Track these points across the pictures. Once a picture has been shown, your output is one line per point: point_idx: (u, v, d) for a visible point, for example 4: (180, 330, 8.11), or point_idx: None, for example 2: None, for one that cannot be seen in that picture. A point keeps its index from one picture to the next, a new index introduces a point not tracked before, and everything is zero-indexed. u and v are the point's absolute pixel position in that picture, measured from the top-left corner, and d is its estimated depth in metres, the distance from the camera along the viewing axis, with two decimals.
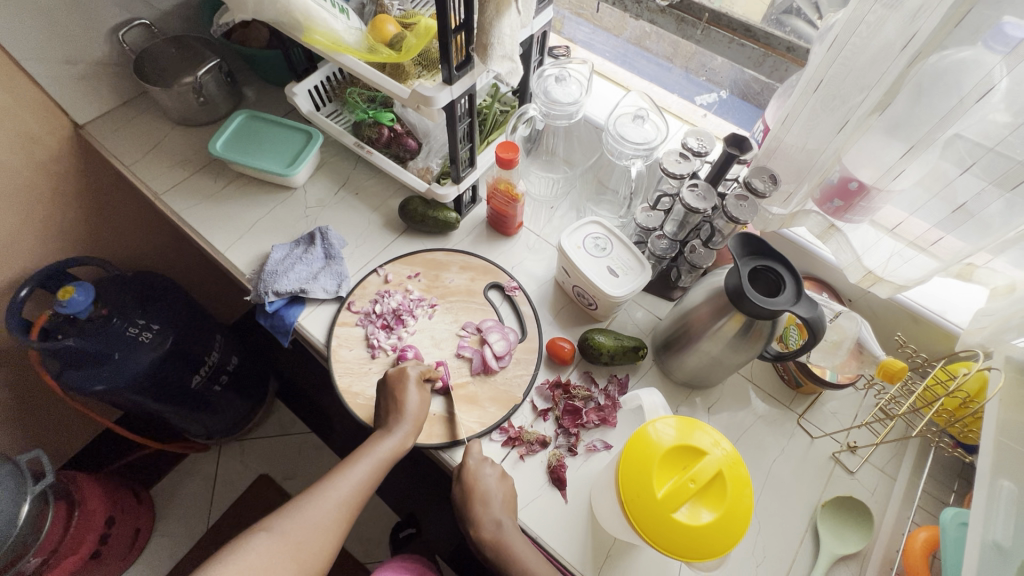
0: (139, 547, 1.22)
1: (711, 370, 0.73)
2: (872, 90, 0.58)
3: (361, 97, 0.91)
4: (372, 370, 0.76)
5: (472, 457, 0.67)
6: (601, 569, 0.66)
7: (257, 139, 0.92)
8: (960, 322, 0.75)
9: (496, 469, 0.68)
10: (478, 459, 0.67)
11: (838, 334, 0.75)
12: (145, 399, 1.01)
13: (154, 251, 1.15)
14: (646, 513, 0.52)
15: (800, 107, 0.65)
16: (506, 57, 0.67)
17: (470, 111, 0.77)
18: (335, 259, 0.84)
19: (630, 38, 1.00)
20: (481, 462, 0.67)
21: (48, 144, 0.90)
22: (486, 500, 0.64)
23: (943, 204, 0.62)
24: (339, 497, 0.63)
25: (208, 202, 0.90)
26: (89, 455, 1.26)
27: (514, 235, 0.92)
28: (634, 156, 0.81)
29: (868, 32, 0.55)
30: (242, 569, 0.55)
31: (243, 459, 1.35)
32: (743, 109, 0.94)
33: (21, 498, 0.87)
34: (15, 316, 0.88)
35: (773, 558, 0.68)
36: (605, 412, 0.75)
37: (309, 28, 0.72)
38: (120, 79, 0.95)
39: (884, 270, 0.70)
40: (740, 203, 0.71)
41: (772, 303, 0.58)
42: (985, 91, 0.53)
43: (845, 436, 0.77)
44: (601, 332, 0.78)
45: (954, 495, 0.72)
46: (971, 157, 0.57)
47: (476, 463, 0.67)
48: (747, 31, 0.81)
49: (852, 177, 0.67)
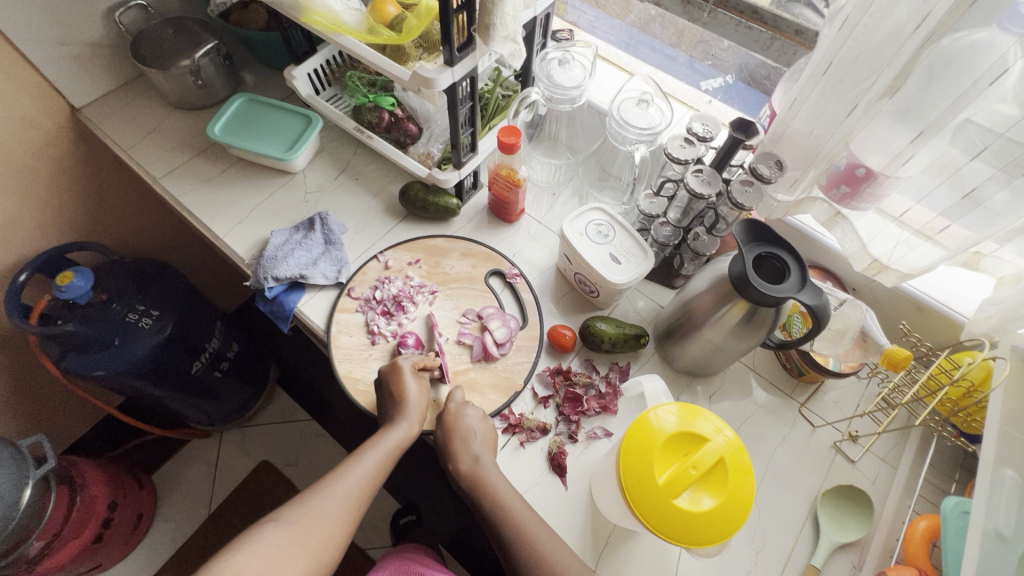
0: (141, 531, 1.22)
1: (713, 357, 0.73)
2: (882, 73, 0.58)
3: (361, 81, 0.89)
4: (373, 357, 0.76)
5: (453, 401, 0.68)
6: (601, 556, 0.66)
7: (256, 122, 0.90)
8: (965, 312, 0.74)
9: (486, 422, 0.68)
10: (459, 402, 0.69)
11: (843, 322, 0.75)
12: (145, 383, 1.00)
13: (151, 236, 1.14)
14: (647, 499, 0.52)
15: (809, 90, 0.65)
16: (509, 38, 0.66)
17: (472, 95, 0.75)
18: (335, 244, 0.83)
19: (634, 22, 0.98)
20: (462, 405, 0.69)
21: (45, 127, 0.89)
22: (473, 456, 0.64)
23: (952, 191, 0.61)
24: (349, 488, 0.63)
25: (207, 186, 0.89)
26: (91, 440, 1.26)
27: (515, 221, 0.91)
28: (638, 141, 0.80)
29: (880, 12, 0.54)
30: (254, 556, 0.54)
31: (244, 446, 1.36)
32: (749, 95, 0.93)
33: (23, 482, 0.87)
34: (14, 300, 0.88)
35: (774, 545, 0.68)
36: (606, 399, 0.75)
37: (308, 9, 0.71)
38: (117, 60, 0.94)
39: (889, 258, 0.70)
40: (745, 189, 0.70)
41: (776, 290, 0.57)
42: (999, 73, 0.51)
43: (847, 425, 0.76)
44: (602, 320, 0.77)
45: (955, 484, 0.72)
46: (982, 142, 0.56)
47: (457, 406, 0.68)
48: (754, 14, 0.80)
49: (859, 164, 0.66)
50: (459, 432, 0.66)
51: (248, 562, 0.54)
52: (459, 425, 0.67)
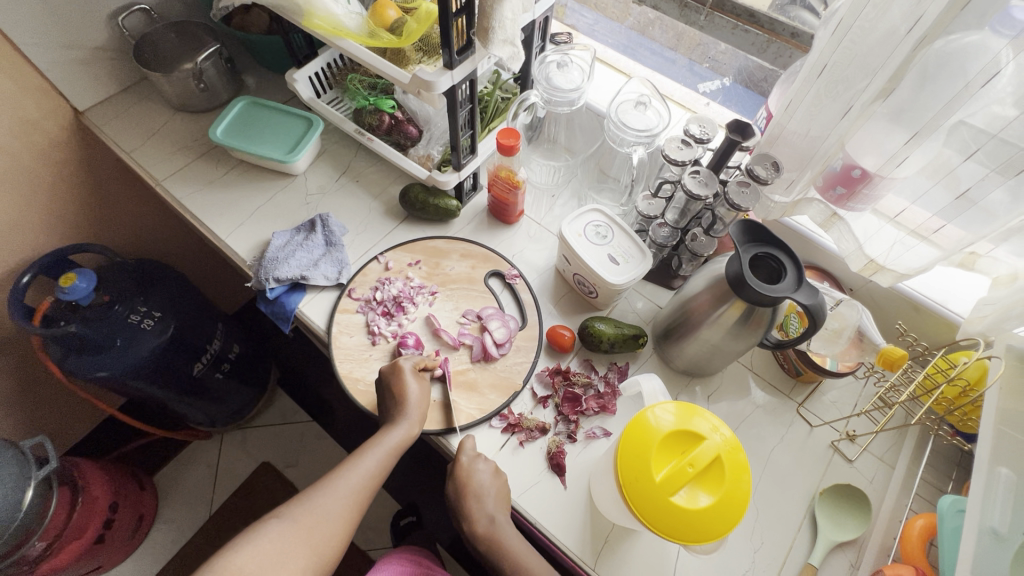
0: (142, 532, 1.23)
1: (710, 357, 0.73)
2: (876, 75, 0.58)
3: (361, 84, 0.90)
4: (373, 357, 0.76)
5: (466, 453, 0.67)
6: (600, 555, 0.66)
7: (257, 125, 0.91)
8: (961, 312, 0.75)
9: (498, 476, 0.67)
10: (471, 454, 0.68)
11: (839, 323, 0.75)
12: (146, 384, 1.00)
13: (153, 238, 1.15)
14: (645, 496, 0.52)
15: (804, 92, 0.65)
16: (508, 41, 0.66)
17: (471, 97, 0.76)
18: (336, 246, 0.84)
19: (633, 25, 0.99)
20: (474, 458, 0.67)
21: (48, 129, 0.89)
22: (488, 516, 0.64)
23: (946, 192, 0.61)
24: (350, 486, 0.64)
25: (209, 188, 0.90)
26: (92, 441, 1.27)
27: (515, 223, 0.91)
28: (635, 143, 0.81)
29: (874, 15, 0.55)
30: (257, 553, 0.55)
31: (245, 447, 1.36)
32: (747, 97, 0.94)
33: (25, 483, 0.87)
34: (17, 301, 0.88)
35: (772, 544, 0.68)
36: (605, 399, 0.75)
37: (309, 13, 0.71)
38: (120, 64, 0.95)
39: (885, 258, 0.71)
40: (742, 190, 0.71)
41: (773, 290, 0.58)
42: (991, 75, 0.52)
43: (844, 424, 0.77)
44: (601, 320, 0.77)
45: (952, 483, 0.72)
46: (975, 143, 0.56)
47: (469, 459, 0.67)
48: (751, 17, 0.81)
49: (855, 165, 0.67)
50: (473, 488, 0.65)
51: (251, 558, 0.54)
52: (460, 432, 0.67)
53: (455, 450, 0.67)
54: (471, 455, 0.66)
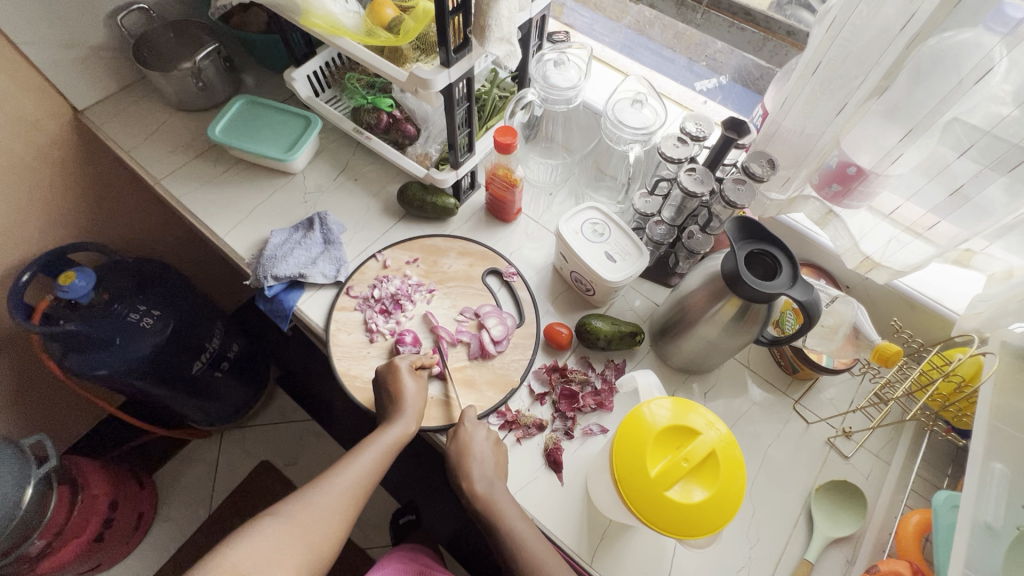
0: (142, 531, 1.23)
1: (707, 354, 0.73)
2: (870, 72, 0.59)
3: (360, 83, 0.91)
4: (371, 355, 0.77)
5: (468, 419, 0.69)
6: (597, 551, 0.66)
7: (256, 123, 0.92)
8: (956, 308, 0.75)
9: (498, 447, 0.68)
10: (473, 420, 0.69)
11: (834, 319, 0.76)
12: (145, 383, 1.01)
13: (152, 236, 1.15)
14: (640, 492, 0.53)
15: (799, 90, 0.66)
16: (504, 39, 0.66)
17: (469, 95, 0.76)
18: (334, 244, 0.84)
19: (630, 24, 0.99)
20: (475, 424, 0.69)
21: (48, 129, 0.90)
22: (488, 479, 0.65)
23: (941, 188, 0.61)
24: (346, 484, 0.64)
25: (208, 186, 0.90)
26: (92, 440, 1.27)
27: (513, 221, 0.92)
28: (633, 141, 0.81)
29: (868, 12, 0.55)
30: (253, 550, 0.55)
31: (244, 446, 1.36)
32: (744, 96, 0.94)
33: (24, 481, 0.88)
34: (17, 299, 0.89)
35: (768, 540, 0.69)
36: (602, 396, 0.75)
37: (307, 11, 0.72)
38: (120, 63, 0.95)
39: (881, 256, 0.71)
40: (738, 187, 0.71)
41: (768, 286, 0.58)
42: (984, 72, 0.52)
43: (840, 421, 0.77)
44: (598, 317, 0.78)
45: (948, 479, 0.72)
46: (969, 140, 0.57)
47: (472, 424, 0.69)
48: (747, 14, 0.81)
49: (850, 162, 0.67)
50: (475, 451, 0.66)
51: (247, 555, 0.55)
52: (465, 429, 0.68)
53: (452, 450, 0.67)
54: (468, 452, 0.66)
